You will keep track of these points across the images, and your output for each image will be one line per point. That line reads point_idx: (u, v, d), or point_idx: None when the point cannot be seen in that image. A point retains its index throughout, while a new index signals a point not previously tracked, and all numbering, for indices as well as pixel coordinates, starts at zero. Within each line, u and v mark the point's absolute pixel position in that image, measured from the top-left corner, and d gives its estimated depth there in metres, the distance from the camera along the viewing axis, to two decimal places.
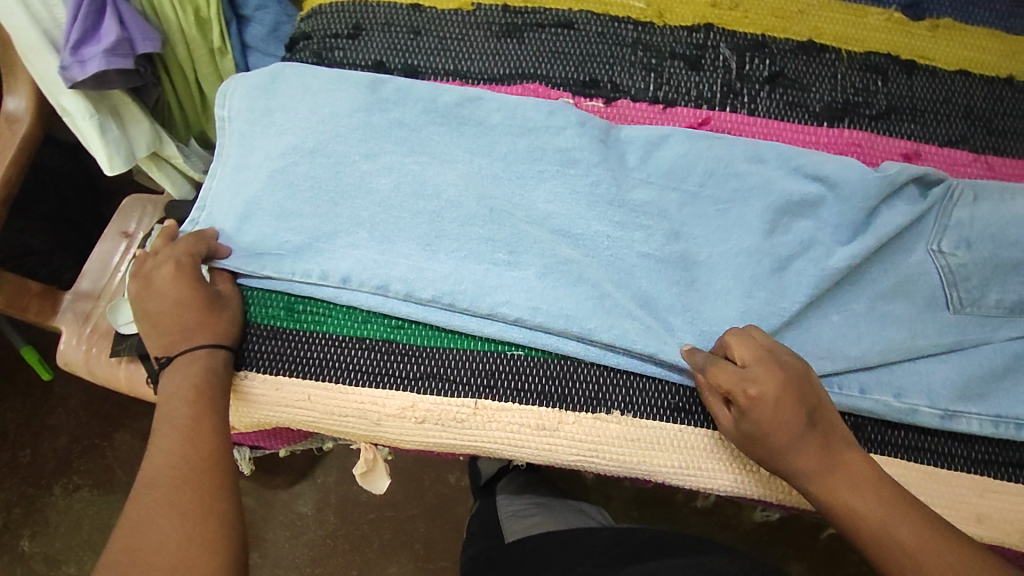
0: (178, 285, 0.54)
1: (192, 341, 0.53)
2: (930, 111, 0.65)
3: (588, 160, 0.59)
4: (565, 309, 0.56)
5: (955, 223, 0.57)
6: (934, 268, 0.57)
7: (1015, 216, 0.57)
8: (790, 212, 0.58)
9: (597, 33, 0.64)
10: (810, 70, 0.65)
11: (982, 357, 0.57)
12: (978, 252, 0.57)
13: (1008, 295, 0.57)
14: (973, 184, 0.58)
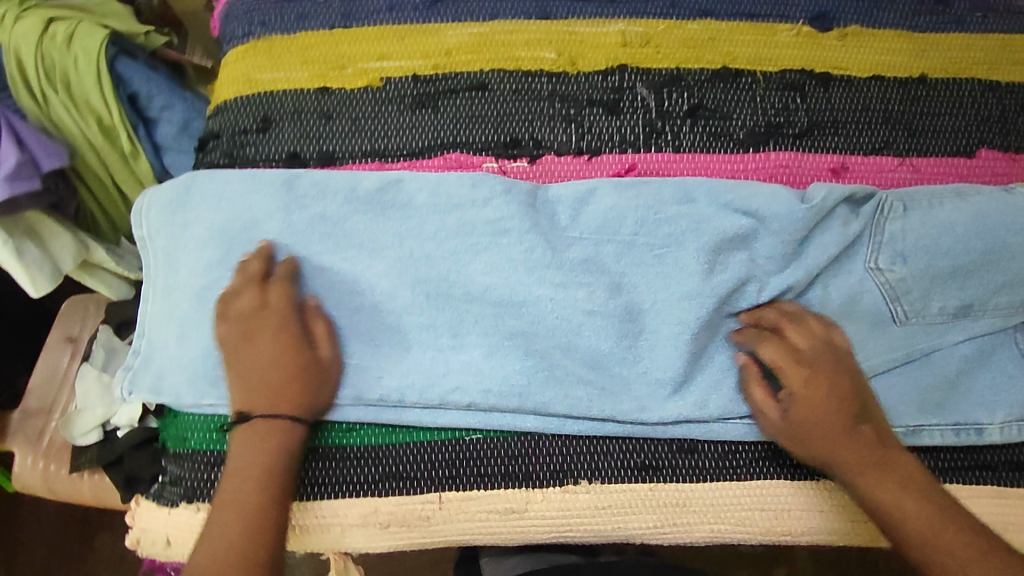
0: (240, 343, 0.53)
1: (252, 412, 0.51)
2: (851, 121, 0.65)
3: (519, 227, 0.58)
4: (517, 383, 0.55)
5: (889, 238, 0.57)
6: (875, 286, 0.58)
7: (944, 224, 0.57)
8: (728, 251, 0.57)
9: (512, 91, 0.63)
10: (729, 97, 0.64)
11: (933, 367, 0.58)
12: (915, 263, 0.57)
13: (950, 301, 0.57)
14: (899, 194, 0.58)
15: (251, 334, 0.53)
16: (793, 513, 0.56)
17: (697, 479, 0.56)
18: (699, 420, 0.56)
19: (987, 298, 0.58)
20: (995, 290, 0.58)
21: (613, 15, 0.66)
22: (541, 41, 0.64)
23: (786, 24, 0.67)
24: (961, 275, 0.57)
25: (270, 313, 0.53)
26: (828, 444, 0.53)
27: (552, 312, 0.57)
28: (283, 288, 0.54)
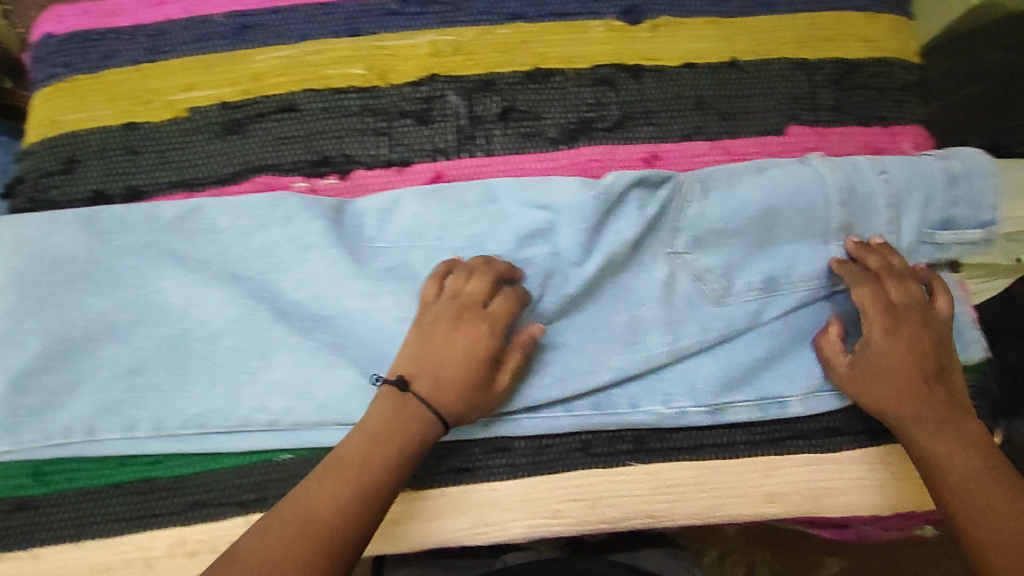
0: (443, 325, 0.55)
1: (413, 384, 0.53)
2: (664, 110, 0.66)
3: (320, 244, 0.59)
4: (325, 397, 0.57)
5: (687, 221, 0.59)
6: (677, 270, 0.60)
7: (740, 202, 0.59)
8: (530, 245, 0.58)
9: (322, 109, 0.64)
10: (540, 98, 0.65)
11: (747, 346, 0.59)
12: (711, 244, 0.59)
13: (754, 277, 0.59)
14: (700, 175, 0.60)
15: (461, 319, 0.55)
16: (606, 501, 0.59)
17: (510, 475, 0.59)
18: (504, 412, 0.58)
19: (790, 269, 0.59)
20: (795, 257, 0.59)
21: (421, 26, 0.66)
22: (350, 58, 0.65)
23: (597, 20, 0.67)
24: (755, 253, 0.60)
25: (492, 316, 0.55)
26: (914, 405, 0.54)
27: (363, 324, 0.59)
28: (486, 279, 0.56)
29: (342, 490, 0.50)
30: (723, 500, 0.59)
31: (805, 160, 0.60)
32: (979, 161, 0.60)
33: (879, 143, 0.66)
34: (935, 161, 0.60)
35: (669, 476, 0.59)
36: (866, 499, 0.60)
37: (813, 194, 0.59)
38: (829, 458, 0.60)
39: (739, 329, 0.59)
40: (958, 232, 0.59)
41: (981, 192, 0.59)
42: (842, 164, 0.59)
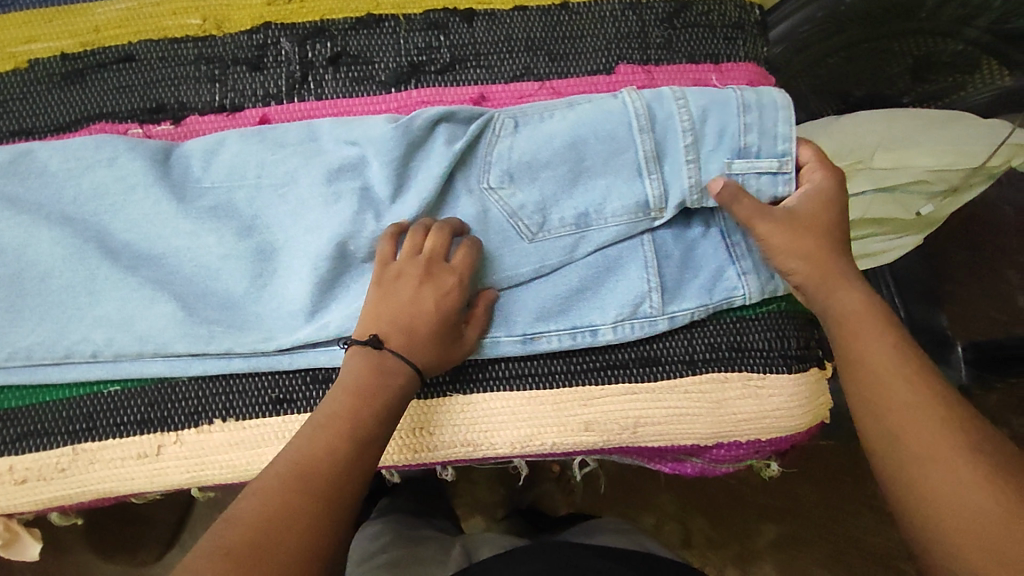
0: (412, 281, 0.55)
1: (387, 342, 0.53)
2: (494, 52, 0.67)
3: (144, 182, 0.61)
4: (145, 329, 0.58)
5: (497, 156, 0.59)
6: (492, 205, 0.60)
7: (547, 134, 0.59)
8: (341, 179, 0.60)
9: (159, 58, 0.66)
10: (372, 43, 0.67)
11: (567, 279, 0.60)
12: (522, 180, 0.59)
13: (567, 212, 0.59)
14: (513, 111, 0.60)
15: (428, 275, 0.55)
16: (427, 430, 0.60)
17: None
18: (322, 343, 0.58)
19: (603, 204, 0.59)
20: (610, 193, 0.59)
21: None
22: (187, 9, 0.67)
23: None
24: (566, 186, 0.59)
25: (457, 269, 0.56)
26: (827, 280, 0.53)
27: (189, 261, 0.60)
28: (441, 239, 0.56)
29: (323, 447, 0.47)
30: (539, 429, 0.59)
31: (618, 93, 0.60)
32: (771, 91, 0.58)
33: (708, 79, 0.66)
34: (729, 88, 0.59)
35: (487, 406, 0.60)
36: (689, 428, 0.59)
37: (620, 127, 0.58)
38: (646, 388, 0.60)
39: (552, 266, 0.60)
40: (753, 161, 0.58)
41: (774, 120, 0.58)
42: (651, 98, 0.59)
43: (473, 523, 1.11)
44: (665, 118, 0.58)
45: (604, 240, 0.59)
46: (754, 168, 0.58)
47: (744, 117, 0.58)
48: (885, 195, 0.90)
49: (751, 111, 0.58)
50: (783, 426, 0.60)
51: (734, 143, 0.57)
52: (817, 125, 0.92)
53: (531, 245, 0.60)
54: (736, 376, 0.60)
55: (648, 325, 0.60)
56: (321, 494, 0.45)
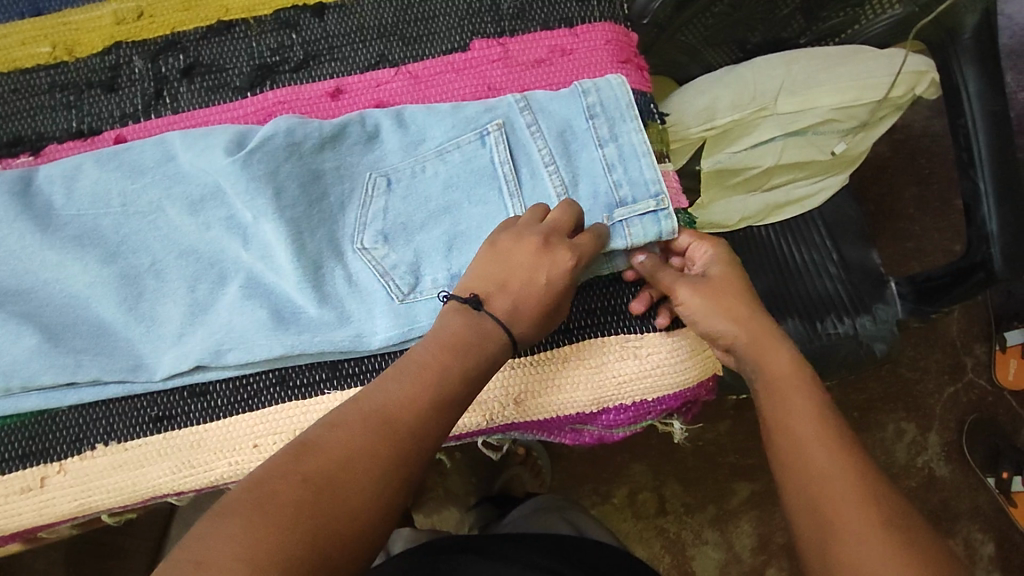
0: (531, 245, 0.52)
1: (487, 302, 0.51)
2: (346, 44, 0.66)
3: (3, 218, 0.59)
4: (9, 363, 0.57)
5: (372, 217, 0.59)
6: (364, 266, 0.58)
7: (411, 186, 0.59)
8: (211, 218, 0.59)
9: (12, 91, 0.65)
10: (224, 50, 0.66)
11: (431, 277, 0.58)
12: (396, 241, 0.59)
13: (440, 273, 0.58)
14: (385, 169, 0.60)
15: (548, 243, 0.52)
16: (307, 432, 0.57)
17: (209, 419, 0.58)
18: (185, 371, 0.57)
19: None
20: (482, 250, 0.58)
21: None
22: (35, 38, 0.66)
23: None
24: (440, 242, 0.59)
25: (576, 243, 0.53)
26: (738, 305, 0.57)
27: (58, 291, 0.59)
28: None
29: (344, 470, 0.41)
30: (530, 394, 0.59)
31: (485, 139, 0.59)
32: (629, 135, 0.59)
33: (564, 44, 0.65)
34: (591, 141, 0.59)
35: None
36: (571, 394, 0.59)
37: (491, 188, 0.59)
38: (526, 360, 0.59)
39: (422, 328, 0.57)
40: (631, 206, 0.57)
41: (639, 170, 0.58)
42: (519, 155, 0.59)
43: (444, 519, 1.09)
44: (531, 180, 0.59)
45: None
46: (634, 212, 0.57)
47: (610, 175, 0.58)
48: (798, 138, 0.92)
49: (615, 169, 0.59)
50: (666, 383, 0.59)
51: (608, 199, 0.58)
52: (716, 75, 0.91)
53: (404, 306, 0.57)
54: (612, 338, 0.59)
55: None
56: (302, 549, 0.37)
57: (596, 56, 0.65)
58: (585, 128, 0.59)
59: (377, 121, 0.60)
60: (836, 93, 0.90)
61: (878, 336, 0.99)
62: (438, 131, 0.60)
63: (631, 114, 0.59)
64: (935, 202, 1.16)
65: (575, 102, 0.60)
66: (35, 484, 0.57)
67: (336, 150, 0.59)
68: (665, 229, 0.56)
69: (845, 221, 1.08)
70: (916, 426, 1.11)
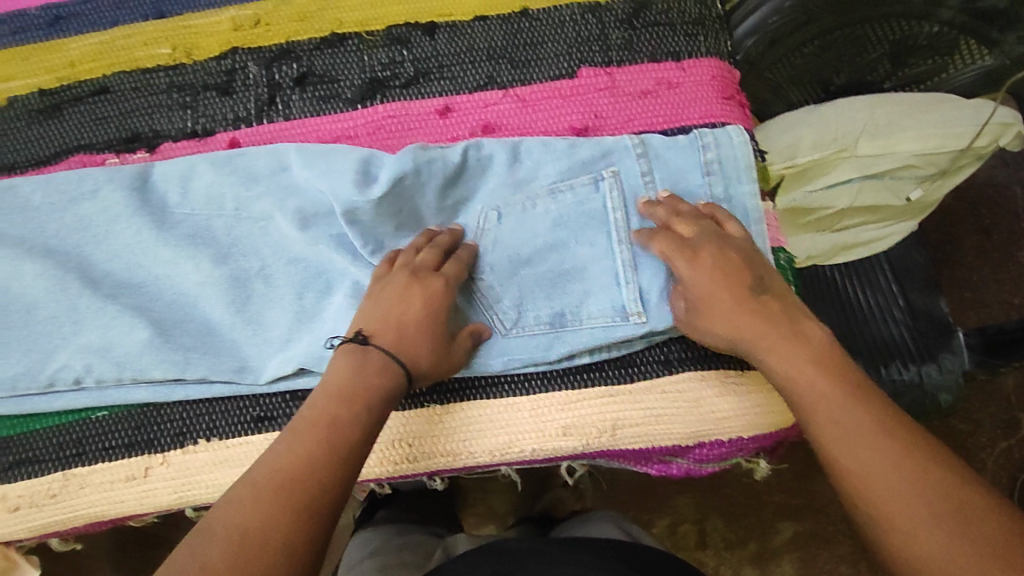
0: (398, 284, 0.56)
1: (372, 338, 0.54)
2: (456, 64, 0.67)
3: (126, 212, 0.62)
4: (121, 354, 0.59)
5: (480, 247, 0.61)
6: (469, 294, 0.60)
7: (518, 223, 0.61)
8: (320, 232, 0.60)
9: (132, 89, 0.68)
10: (336, 61, 0.68)
11: (535, 314, 0.60)
12: (501, 274, 0.60)
13: (543, 311, 0.60)
14: (497, 201, 0.62)
15: (416, 276, 0.56)
16: (405, 442, 0.59)
17: None
18: (287, 375, 0.58)
19: (580, 307, 0.60)
20: (587, 296, 0.60)
21: (223, 4, 0.70)
22: (157, 39, 0.69)
23: None
24: (545, 278, 0.61)
25: (444, 274, 0.57)
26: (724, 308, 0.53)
27: (170, 286, 0.61)
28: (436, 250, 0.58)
29: (284, 519, 0.45)
30: (614, 427, 0.60)
31: (599, 185, 0.61)
32: (743, 198, 0.63)
33: (671, 78, 0.66)
34: (704, 196, 0.62)
35: (464, 415, 0.60)
36: (669, 427, 0.59)
37: (599, 233, 0.61)
38: (625, 390, 0.60)
39: (521, 361, 0.59)
40: None
41: (748, 237, 0.62)
42: (630, 204, 0.61)
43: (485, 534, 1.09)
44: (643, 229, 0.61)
45: (582, 339, 0.59)
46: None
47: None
48: (874, 180, 0.92)
49: None
50: (764, 422, 0.59)
51: None
52: (797, 115, 0.91)
53: (505, 340, 0.60)
54: (712, 374, 0.59)
55: (630, 345, 0.60)
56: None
57: (701, 92, 0.66)
58: (700, 184, 0.62)
59: (491, 150, 0.62)
60: (919, 140, 0.89)
61: (943, 386, 0.99)
62: (550, 170, 0.62)
63: (749, 176, 0.62)
64: (997, 253, 1.13)
65: (694, 153, 0.63)
66: (137, 473, 0.58)
67: (454, 182, 0.61)
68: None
69: (912, 267, 1.06)
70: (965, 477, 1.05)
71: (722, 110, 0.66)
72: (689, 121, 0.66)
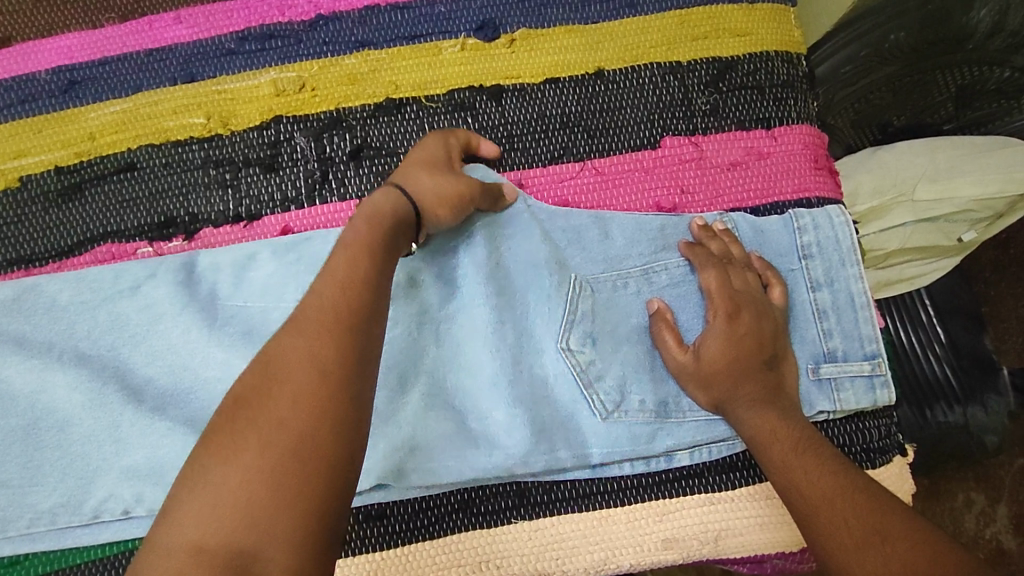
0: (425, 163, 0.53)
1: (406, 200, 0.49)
2: (528, 133, 0.61)
3: (171, 311, 0.56)
4: (178, 480, 0.54)
5: (580, 316, 0.56)
6: (566, 367, 0.56)
7: (610, 305, 0.57)
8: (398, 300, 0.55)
9: (163, 165, 0.60)
10: (394, 131, 0.61)
11: (634, 410, 0.56)
12: (602, 349, 0.56)
13: (646, 397, 0.56)
14: (587, 276, 0.57)
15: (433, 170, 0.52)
16: (496, 563, 0.54)
17: (386, 546, 0.54)
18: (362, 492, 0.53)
19: (682, 394, 0.56)
20: None
21: (261, 64, 0.61)
22: (188, 106, 0.61)
23: (449, 40, 0.63)
24: (640, 365, 0.56)
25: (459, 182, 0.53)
26: (731, 380, 0.53)
27: (221, 393, 0.55)
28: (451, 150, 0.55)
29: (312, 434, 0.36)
30: (719, 536, 0.55)
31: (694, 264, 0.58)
32: (846, 283, 0.58)
33: (761, 147, 0.62)
34: (803, 281, 0.58)
35: (558, 531, 0.55)
36: (773, 536, 0.55)
37: (696, 315, 0.57)
38: (725, 496, 0.56)
39: (624, 452, 0.55)
40: (839, 366, 0.57)
41: (854, 324, 0.58)
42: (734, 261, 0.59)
43: None
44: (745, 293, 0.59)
45: (684, 432, 0.56)
46: (845, 371, 0.57)
47: (821, 323, 0.58)
48: (928, 225, 0.76)
49: (826, 316, 0.58)
50: None
51: (818, 348, 0.57)
52: (858, 158, 0.79)
53: (605, 423, 0.55)
54: None
55: (732, 444, 0.56)
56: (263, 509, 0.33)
57: (793, 162, 0.62)
58: (799, 267, 0.59)
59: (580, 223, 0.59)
60: (978, 184, 0.74)
61: (989, 427, 0.82)
62: (640, 251, 0.58)
63: (852, 259, 0.58)
64: None
65: (791, 234, 0.59)
66: None
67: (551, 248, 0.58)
68: (879, 397, 0.56)
69: (960, 303, 0.86)
70: (978, 503, 0.87)
71: (815, 183, 0.62)
72: (782, 195, 0.61)
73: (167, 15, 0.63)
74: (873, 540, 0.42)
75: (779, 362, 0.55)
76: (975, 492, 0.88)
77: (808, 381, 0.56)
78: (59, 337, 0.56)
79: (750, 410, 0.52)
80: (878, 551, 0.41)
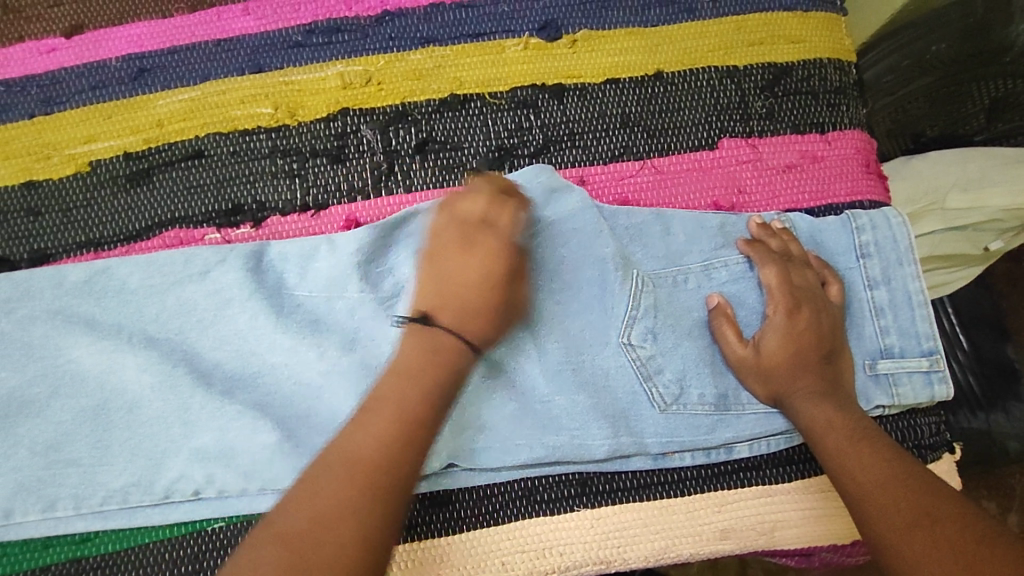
0: (453, 253, 0.51)
1: (436, 319, 0.49)
2: (589, 131, 0.63)
3: (240, 296, 0.57)
4: (247, 462, 0.54)
5: (643, 312, 0.57)
6: (628, 363, 0.57)
7: (674, 304, 0.58)
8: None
9: (231, 153, 0.61)
10: (459, 126, 0.62)
11: (694, 403, 0.57)
12: (664, 343, 0.57)
13: (707, 389, 0.57)
14: (650, 270, 0.59)
15: (469, 244, 0.52)
16: (558, 551, 0.55)
17: (451, 531, 0.55)
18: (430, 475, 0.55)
19: (741, 387, 0.57)
20: None
21: (329, 57, 0.63)
22: (256, 96, 0.62)
23: (513, 39, 0.64)
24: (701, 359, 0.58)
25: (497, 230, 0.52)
26: (791, 372, 0.55)
27: (288, 378, 0.56)
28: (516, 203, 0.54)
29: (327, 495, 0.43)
30: (776, 528, 0.57)
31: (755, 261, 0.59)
32: (903, 281, 0.60)
33: (815, 151, 0.64)
34: (860, 279, 0.60)
35: (618, 520, 0.56)
36: (828, 528, 0.57)
37: (755, 311, 0.59)
38: (782, 489, 0.57)
39: (683, 442, 0.56)
40: (897, 362, 0.58)
41: (910, 322, 0.59)
42: None
43: None
44: None
45: (744, 424, 0.57)
46: (903, 367, 0.58)
47: (878, 320, 0.59)
48: (956, 234, 0.76)
49: (883, 313, 0.60)
50: None
51: (874, 345, 0.59)
52: (891, 166, 0.79)
53: (664, 416, 0.56)
54: None
55: (789, 437, 0.57)
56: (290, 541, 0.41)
57: (846, 166, 0.64)
58: (856, 265, 0.60)
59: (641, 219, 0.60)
60: (1009, 194, 0.74)
61: (1013, 434, 0.83)
62: (700, 248, 0.60)
63: (909, 259, 0.60)
64: None
65: (847, 235, 0.61)
66: None
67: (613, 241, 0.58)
68: (936, 392, 0.58)
69: (980, 313, 0.88)
70: (1001, 509, 0.88)
71: (867, 186, 0.64)
72: (835, 198, 0.63)
73: (236, 7, 0.64)
74: (921, 522, 0.45)
75: (837, 357, 0.57)
76: (997, 499, 0.89)
77: (864, 376, 0.58)
78: (130, 319, 0.57)
79: (807, 401, 0.54)
80: (923, 533, 0.45)
